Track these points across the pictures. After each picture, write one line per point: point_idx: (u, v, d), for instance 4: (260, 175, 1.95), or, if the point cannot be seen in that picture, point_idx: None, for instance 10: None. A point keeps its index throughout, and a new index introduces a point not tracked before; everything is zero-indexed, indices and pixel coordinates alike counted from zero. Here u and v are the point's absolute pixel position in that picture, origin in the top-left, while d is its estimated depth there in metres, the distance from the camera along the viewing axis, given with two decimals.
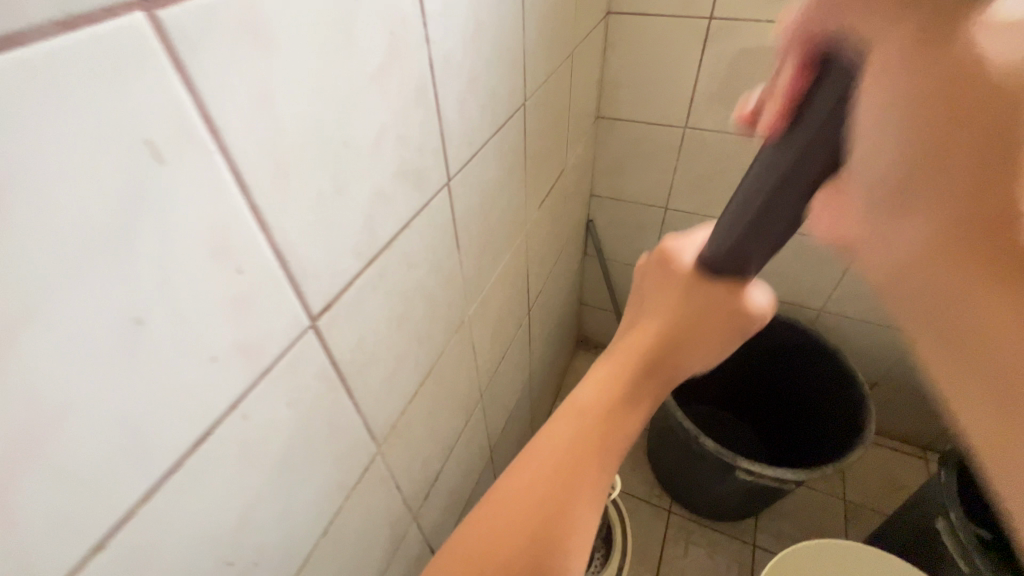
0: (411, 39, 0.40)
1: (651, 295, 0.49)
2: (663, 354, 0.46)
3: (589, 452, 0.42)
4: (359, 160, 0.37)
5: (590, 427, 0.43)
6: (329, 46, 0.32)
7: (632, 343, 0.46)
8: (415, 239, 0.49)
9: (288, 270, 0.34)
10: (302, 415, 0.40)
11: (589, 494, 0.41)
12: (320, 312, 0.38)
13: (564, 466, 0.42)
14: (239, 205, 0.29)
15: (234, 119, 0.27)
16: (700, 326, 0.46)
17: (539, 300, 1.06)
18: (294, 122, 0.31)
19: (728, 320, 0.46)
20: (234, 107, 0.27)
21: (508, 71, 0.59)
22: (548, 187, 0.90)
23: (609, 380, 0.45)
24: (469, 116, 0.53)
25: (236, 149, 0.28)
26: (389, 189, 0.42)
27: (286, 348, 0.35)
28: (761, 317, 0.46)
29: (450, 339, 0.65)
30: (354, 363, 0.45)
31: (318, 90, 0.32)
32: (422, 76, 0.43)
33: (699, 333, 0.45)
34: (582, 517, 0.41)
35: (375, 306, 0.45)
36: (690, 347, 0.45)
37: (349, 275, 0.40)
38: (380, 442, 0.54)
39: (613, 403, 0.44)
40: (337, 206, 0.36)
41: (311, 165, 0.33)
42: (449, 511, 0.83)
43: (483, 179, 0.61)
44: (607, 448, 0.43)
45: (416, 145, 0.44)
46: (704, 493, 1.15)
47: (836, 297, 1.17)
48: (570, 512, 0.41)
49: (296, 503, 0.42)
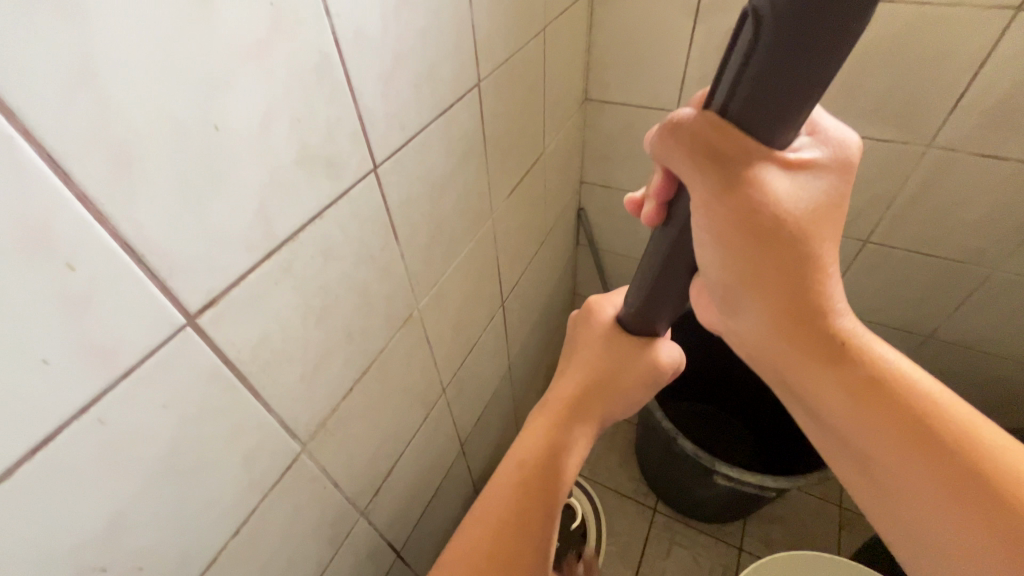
0: (305, 10, 0.36)
1: (586, 344, 0.60)
2: (595, 387, 0.58)
3: (536, 456, 0.56)
4: (237, 146, 0.35)
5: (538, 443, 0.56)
6: (180, 21, 0.29)
7: (569, 382, 0.59)
8: (334, 230, 0.46)
9: (146, 266, 0.31)
10: (190, 417, 0.38)
11: (538, 495, 0.53)
12: (198, 310, 0.35)
13: (519, 467, 0.55)
14: (56, 194, 0.26)
15: (39, 99, 0.25)
16: (624, 366, 0.58)
17: (517, 290, 1.02)
18: (134, 105, 0.28)
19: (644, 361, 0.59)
20: (38, 85, 0.24)
21: (452, 49, 0.55)
22: (521, 173, 0.85)
23: (542, 428, 0.57)
24: (400, 98, 0.49)
25: (46, 133, 0.25)
26: (287, 178, 0.39)
27: (154, 348, 0.33)
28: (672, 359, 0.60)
29: (395, 333, 0.62)
30: (258, 361, 0.42)
31: (167, 70, 0.29)
32: (325, 55, 0.39)
33: (622, 370, 0.58)
34: (534, 521, 0.52)
35: (281, 301, 0.42)
36: (608, 396, 0.58)
37: (234, 270, 0.37)
38: (306, 440, 0.52)
39: (555, 422, 0.57)
40: (208, 196, 0.34)
41: (166, 152, 0.31)
42: (410, 505, 0.82)
43: (427, 165, 0.57)
44: (550, 458, 0.55)
45: (323, 130, 0.41)
46: (687, 494, 1.11)
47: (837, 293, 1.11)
48: (527, 510, 0.52)
49: (192, 506, 0.40)
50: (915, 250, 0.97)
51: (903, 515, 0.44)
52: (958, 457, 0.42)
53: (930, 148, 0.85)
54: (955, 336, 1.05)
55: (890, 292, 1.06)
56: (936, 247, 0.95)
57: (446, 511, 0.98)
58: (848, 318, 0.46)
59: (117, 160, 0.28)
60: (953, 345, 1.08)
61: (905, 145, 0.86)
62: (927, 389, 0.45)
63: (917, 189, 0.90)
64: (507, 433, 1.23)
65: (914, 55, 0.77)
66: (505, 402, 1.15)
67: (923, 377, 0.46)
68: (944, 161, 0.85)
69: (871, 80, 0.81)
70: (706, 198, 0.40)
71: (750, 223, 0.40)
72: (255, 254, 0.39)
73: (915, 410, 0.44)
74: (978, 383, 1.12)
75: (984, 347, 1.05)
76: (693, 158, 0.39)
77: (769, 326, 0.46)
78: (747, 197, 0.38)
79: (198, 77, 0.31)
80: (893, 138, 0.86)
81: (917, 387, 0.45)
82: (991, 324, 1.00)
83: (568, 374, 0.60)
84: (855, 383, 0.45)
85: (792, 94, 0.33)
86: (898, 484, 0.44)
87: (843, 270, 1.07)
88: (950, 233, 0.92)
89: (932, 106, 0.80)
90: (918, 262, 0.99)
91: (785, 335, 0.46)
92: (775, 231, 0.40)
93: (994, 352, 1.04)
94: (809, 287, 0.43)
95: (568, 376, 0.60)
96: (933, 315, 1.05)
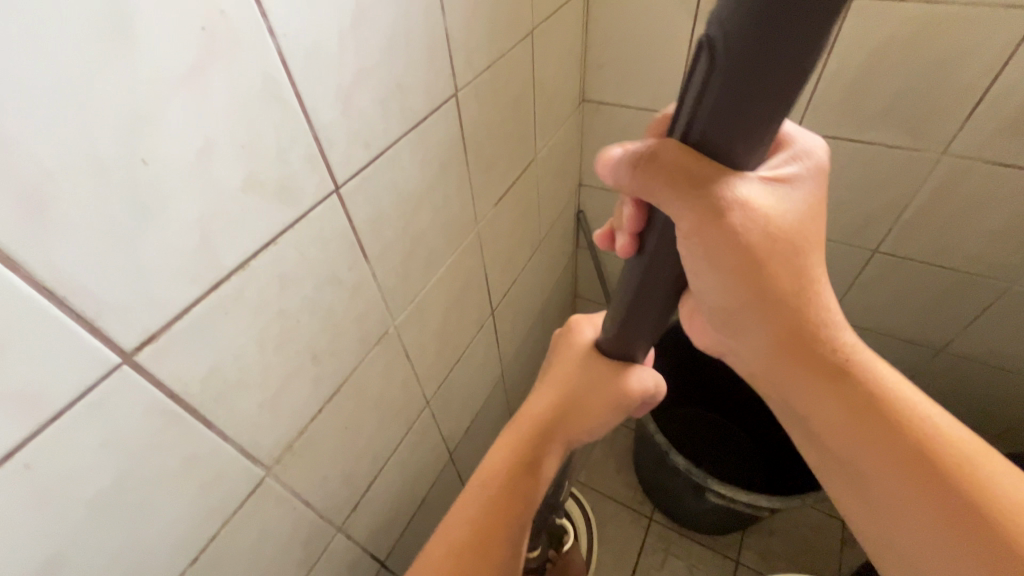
0: (243, 31, 0.34)
1: (562, 363, 0.60)
2: (566, 407, 0.57)
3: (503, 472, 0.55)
4: (170, 178, 0.33)
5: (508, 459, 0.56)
6: (93, 52, 0.28)
7: (542, 400, 0.59)
8: (292, 254, 0.45)
9: (69, 307, 0.30)
10: (133, 453, 0.37)
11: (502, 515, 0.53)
12: (136, 347, 0.34)
13: (488, 483, 0.54)
14: None
15: None
16: (595, 388, 0.57)
17: (509, 297, 1.00)
18: (44, 142, 0.27)
19: (618, 387, 0.57)
20: None
21: (422, 61, 0.52)
22: (509, 180, 0.82)
23: (510, 443, 0.56)
24: (363, 115, 0.47)
25: None
26: (233, 206, 0.38)
27: (86, 389, 0.32)
28: (646, 386, 0.58)
29: (369, 352, 0.60)
30: (210, 392, 0.41)
31: (82, 104, 0.28)
32: (271, 77, 0.37)
33: (593, 393, 0.57)
34: (498, 539, 0.51)
35: (233, 330, 0.41)
36: (579, 415, 0.57)
37: (175, 303, 0.36)
38: (271, 464, 0.51)
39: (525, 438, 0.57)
40: (139, 230, 0.32)
41: (86, 188, 0.29)
42: (394, 516, 0.81)
43: (399, 181, 0.55)
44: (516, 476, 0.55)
45: (273, 154, 0.39)
46: (682, 505, 1.09)
47: (845, 303, 1.07)
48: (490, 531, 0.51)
49: (142, 538, 0.40)
50: (926, 261, 0.93)
51: (901, 552, 0.42)
52: (960, 493, 0.40)
53: (944, 155, 0.80)
54: (969, 351, 1.00)
55: (900, 304, 1.01)
56: (949, 259, 0.90)
57: (435, 519, 0.98)
58: (850, 339, 0.44)
59: (27, 200, 0.27)
60: (966, 359, 1.03)
61: (917, 152, 0.81)
62: (921, 408, 0.43)
63: (930, 198, 0.85)
64: None
65: (922, 58, 0.72)
66: (499, 408, 1.14)
67: (926, 403, 0.43)
68: (959, 170, 0.80)
69: (881, 83, 0.77)
70: (686, 223, 0.38)
71: (735, 237, 0.37)
72: (199, 286, 0.37)
73: (915, 436, 0.42)
74: (993, 400, 1.06)
75: (1000, 363, 1.00)
76: (662, 184, 0.36)
77: (767, 347, 0.44)
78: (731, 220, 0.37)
79: (119, 109, 0.29)
80: (904, 145, 0.81)
81: (917, 411, 0.43)
82: (1007, 339, 0.95)
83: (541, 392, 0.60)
84: (857, 402, 0.43)
85: (757, 117, 0.31)
86: (893, 518, 0.42)
87: (851, 279, 1.03)
88: (965, 244, 0.87)
89: (945, 112, 0.76)
90: (930, 273, 0.94)
91: (784, 359, 0.43)
92: (761, 244, 0.38)
93: (1010, 369, 0.99)
94: (803, 309, 0.41)
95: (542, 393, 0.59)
96: (946, 328, 1.00)
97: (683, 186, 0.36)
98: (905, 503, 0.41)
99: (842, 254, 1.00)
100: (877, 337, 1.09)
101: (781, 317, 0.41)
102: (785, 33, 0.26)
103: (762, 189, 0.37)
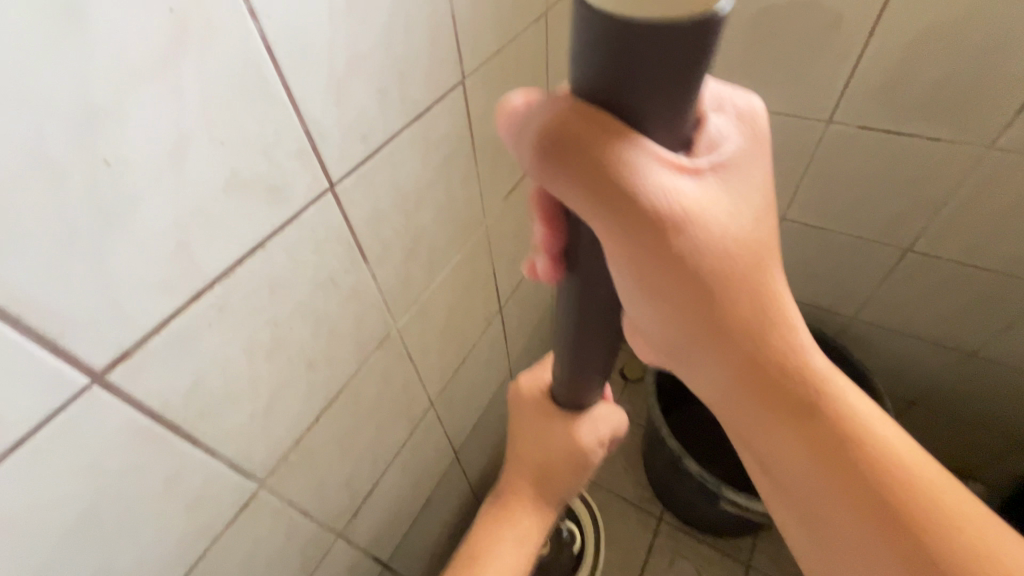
0: (220, 14, 0.30)
1: (525, 426, 0.61)
2: (540, 466, 0.60)
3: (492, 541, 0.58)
4: (140, 180, 0.30)
5: (497, 522, 0.60)
6: (41, 38, 0.24)
7: (517, 466, 0.62)
8: (283, 258, 0.41)
9: (25, 326, 0.27)
10: (109, 476, 0.34)
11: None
12: (107, 366, 0.31)
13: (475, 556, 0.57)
14: None
15: None
16: (560, 444, 0.59)
17: (518, 294, 0.96)
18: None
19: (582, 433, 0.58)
20: None
21: (425, 45, 0.48)
22: (519, 173, 0.78)
23: (494, 512, 0.60)
24: (359, 105, 0.43)
25: None
26: (215, 209, 0.34)
27: (50, 414, 0.30)
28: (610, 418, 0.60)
29: (369, 356, 0.57)
30: (194, 407, 0.38)
31: (30, 98, 0.24)
32: (253, 64, 0.33)
33: (560, 449, 0.59)
34: None
35: (218, 341, 0.38)
36: (556, 469, 0.60)
37: (151, 317, 0.33)
38: (264, 476, 0.48)
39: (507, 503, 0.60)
40: (106, 240, 0.29)
41: (39, 194, 0.26)
42: (397, 519, 0.79)
43: (401, 177, 0.51)
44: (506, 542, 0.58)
45: (258, 151, 0.36)
46: (693, 508, 1.07)
47: (871, 304, 1.01)
48: None
49: (123, 560, 0.38)
50: (964, 263, 0.87)
51: None
52: (913, 534, 0.38)
53: (991, 150, 0.74)
54: (1003, 357, 0.94)
55: (931, 306, 0.95)
56: (989, 261, 0.85)
57: (440, 518, 0.96)
58: (824, 364, 0.39)
59: None
60: (999, 366, 0.97)
61: (960, 146, 0.75)
62: (886, 442, 0.40)
63: (972, 195, 0.79)
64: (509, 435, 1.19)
65: (974, 43, 0.66)
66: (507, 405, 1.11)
67: (893, 437, 0.40)
68: (1006, 166, 0.74)
69: (926, 70, 0.70)
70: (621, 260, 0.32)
71: (674, 255, 0.30)
72: (179, 297, 0.34)
73: (879, 474, 0.39)
74: None
75: None
76: (588, 197, 0.28)
77: (730, 384, 0.38)
78: (670, 251, 0.30)
79: (75, 103, 0.26)
80: (946, 137, 0.75)
81: (884, 448, 0.40)
82: None
83: (514, 456, 0.63)
84: (822, 440, 0.40)
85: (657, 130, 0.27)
86: (849, 553, 0.41)
87: (880, 279, 0.97)
88: (1007, 246, 0.81)
89: (996, 102, 0.70)
90: (966, 275, 0.88)
91: (747, 395, 0.38)
92: (710, 263, 0.31)
93: None
94: (769, 344, 0.36)
95: (515, 457, 0.62)
96: (980, 333, 0.94)
97: (598, 185, 0.28)
98: (860, 545, 0.40)
99: (872, 252, 0.94)
100: (903, 339, 1.04)
101: (739, 350, 0.35)
102: (651, 90, 0.24)
103: (699, 184, 0.29)
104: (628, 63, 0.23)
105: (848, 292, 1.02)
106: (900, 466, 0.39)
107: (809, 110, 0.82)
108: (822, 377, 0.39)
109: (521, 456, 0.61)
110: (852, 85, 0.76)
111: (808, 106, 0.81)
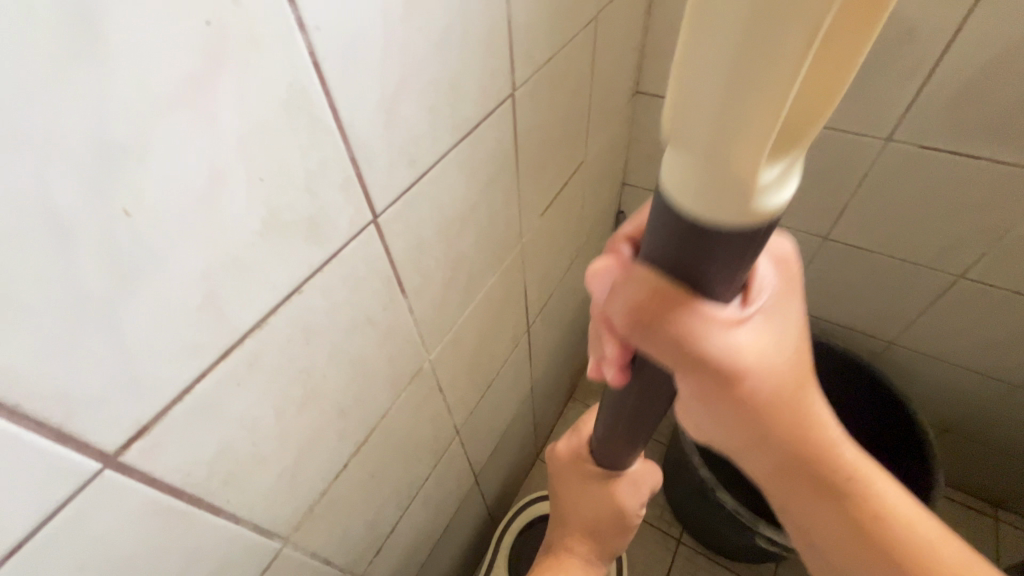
0: (264, 26, 0.25)
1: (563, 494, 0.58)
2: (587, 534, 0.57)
3: None
4: (165, 229, 0.24)
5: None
6: (48, 65, 0.19)
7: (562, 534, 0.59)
8: (320, 302, 0.36)
9: (22, 412, 0.22)
10: (121, 563, 0.29)
11: None
12: (121, 446, 0.26)
13: None
14: None
15: None
16: (604, 514, 0.55)
17: (544, 312, 0.91)
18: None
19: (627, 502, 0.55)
20: None
21: (479, 57, 0.42)
22: (556, 188, 0.72)
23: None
24: (409, 127, 0.38)
25: None
26: (248, 256, 0.29)
27: (55, 508, 0.25)
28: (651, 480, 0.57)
29: (400, 394, 0.52)
30: (218, 474, 0.33)
31: (32, 137, 0.19)
32: (300, 85, 0.28)
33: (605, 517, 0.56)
34: None
35: (246, 400, 0.33)
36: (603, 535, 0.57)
37: (174, 382, 0.28)
38: (289, 533, 0.44)
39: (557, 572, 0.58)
40: (122, 302, 0.24)
41: (41, 254, 0.21)
42: (416, 552, 0.75)
43: (444, 202, 0.46)
44: None
45: (300, 185, 0.30)
46: (717, 536, 1.02)
47: (913, 331, 0.96)
48: None
49: None
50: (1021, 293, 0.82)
51: None
52: None
53: None
54: None
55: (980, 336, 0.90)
56: None
57: (456, 544, 0.91)
58: (856, 452, 0.34)
59: None
60: None
61: None
62: (938, 548, 0.34)
63: None
64: (525, 453, 1.15)
65: None
66: (526, 424, 1.06)
67: (947, 546, 0.34)
68: None
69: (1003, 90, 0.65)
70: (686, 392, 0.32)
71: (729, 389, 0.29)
72: (205, 357, 0.29)
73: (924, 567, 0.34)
74: None
75: None
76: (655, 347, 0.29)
77: (759, 476, 0.35)
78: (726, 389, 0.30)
79: (88, 141, 0.21)
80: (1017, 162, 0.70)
81: (925, 545, 0.34)
82: None
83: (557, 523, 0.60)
84: (858, 530, 0.35)
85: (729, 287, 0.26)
86: None
87: (925, 306, 0.92)
88: None
89: None
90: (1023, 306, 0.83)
91: (775, 487, 0.35)
92: (762, 392, 0.30)
93: None
94: (801, 440, 0.32)
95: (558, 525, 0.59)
96: None
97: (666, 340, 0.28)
98: None
99: (919, 278, 0.89)
100: (945, 369, 0.97)
101: (778, 450, 0.32)
102: (721, 265, 0.24)
103: (753, 327, 0.29)
104: (697, 248, 0.23)
105: (888, 318, 0.97)
106: (918, 538, 0.34)
107: (866, 126, 0.77)
108: (855, 467, 0.34)
109: (564, 520, 0.58)
110: (918, 102, 0.71)
111: (865, 122, 0.76)
